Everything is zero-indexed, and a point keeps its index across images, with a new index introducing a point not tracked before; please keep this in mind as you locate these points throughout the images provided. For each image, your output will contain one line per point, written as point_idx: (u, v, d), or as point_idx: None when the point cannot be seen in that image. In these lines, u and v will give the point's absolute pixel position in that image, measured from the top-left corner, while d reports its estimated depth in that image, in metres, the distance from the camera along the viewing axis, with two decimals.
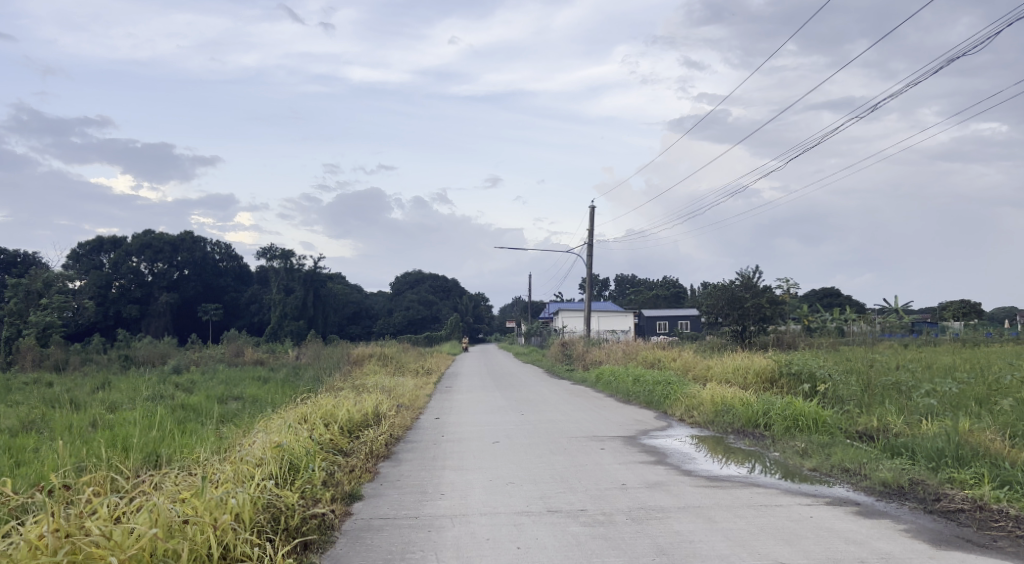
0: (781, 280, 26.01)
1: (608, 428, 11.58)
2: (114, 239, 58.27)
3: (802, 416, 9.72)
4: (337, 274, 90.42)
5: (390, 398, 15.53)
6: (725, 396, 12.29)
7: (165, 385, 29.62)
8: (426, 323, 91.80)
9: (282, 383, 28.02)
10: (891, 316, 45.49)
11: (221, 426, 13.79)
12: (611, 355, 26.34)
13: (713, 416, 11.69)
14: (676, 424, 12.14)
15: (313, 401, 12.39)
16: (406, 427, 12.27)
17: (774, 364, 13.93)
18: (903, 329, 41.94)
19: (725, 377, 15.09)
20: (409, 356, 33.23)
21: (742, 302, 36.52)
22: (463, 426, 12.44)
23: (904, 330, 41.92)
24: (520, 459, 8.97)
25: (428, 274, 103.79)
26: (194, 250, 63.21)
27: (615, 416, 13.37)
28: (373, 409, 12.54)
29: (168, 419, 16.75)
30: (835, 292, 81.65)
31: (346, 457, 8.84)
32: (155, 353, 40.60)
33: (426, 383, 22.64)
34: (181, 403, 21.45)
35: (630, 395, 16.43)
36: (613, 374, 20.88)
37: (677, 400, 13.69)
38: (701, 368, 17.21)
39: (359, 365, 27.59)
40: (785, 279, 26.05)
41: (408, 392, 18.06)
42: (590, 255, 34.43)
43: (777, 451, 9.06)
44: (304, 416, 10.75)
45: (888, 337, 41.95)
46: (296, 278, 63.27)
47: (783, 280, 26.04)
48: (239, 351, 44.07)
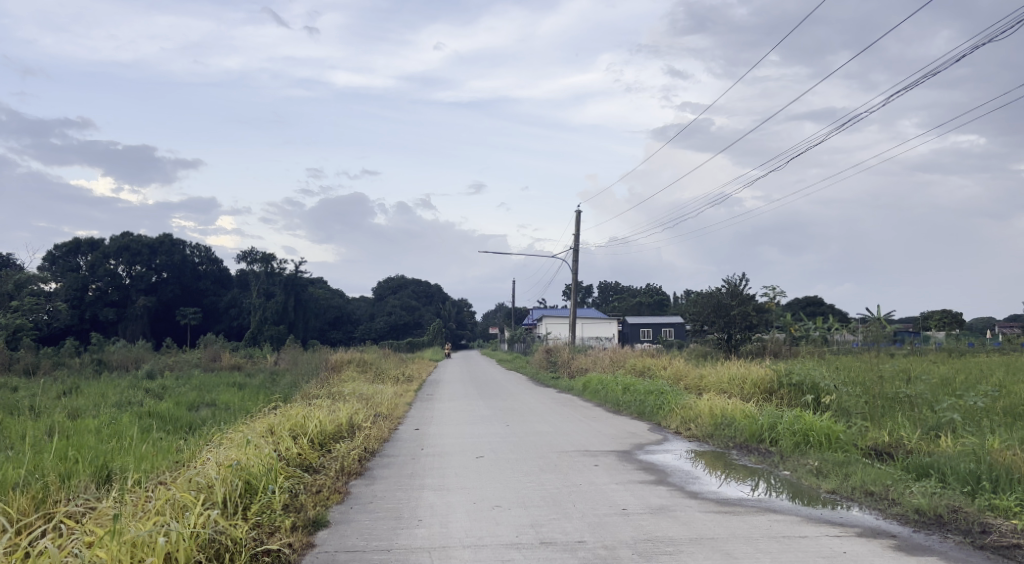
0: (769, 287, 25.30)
1: (600, 442, 10.78)
2: (91, 240, 56.81)
3: (813, 432, 8.95)
4: (319, 279, 89.19)
5: (367, 408, 14.63)
6: (723, 408, 11.54)
7: (136, 390, 28.47)
8: (408, 329, 90.66)
9: (258, 389, 26.98)
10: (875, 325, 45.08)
11: (186, 436, 12.85)
12: (598, 363, 25.57)
13: (713, 430, 10.93)
14: (673, 438, 11.37)
15: (283, 411, 11.49)
16: (384, 439, 11.41)
17: (772, 374, 13.21)
18: (888, 338, 41.52)
19: (721, 387, 14.36)
20: (390, 363, 32.25)
21: (728, 310, 35.92)
22: (444, 439, 11.57)
23: (889, 340, 41.48)
24: (506, 478, 8.14)
25: (410, 279, 102.70)
26: (173, 252, 61.83)
27: (608, 428, 12.56)
28: (349, 420, 11.69)
29: (134, 428, 15.78)
30: (817, 301, 81.69)
31: (313, 474, 8.00)
32: (129, 357, 39.33)
33: (406, 391, 21.75)
34: (150, 410, 20.42)
35: (621, 405, 15.66)
36: (601, 382, 20.10)
37: (672, 412, 12.93)
38: (695, 377, 16.47)
39: (337, 372, 26.62)
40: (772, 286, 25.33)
41: (387, 400, 17.18)
42: (576, 261, 33.63)
43: (787, 471, 8.31)
44: (271, 427, 9.89)
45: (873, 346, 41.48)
46: (276, 282, 62.04)
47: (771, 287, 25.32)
48: (216, 355, 42.90)
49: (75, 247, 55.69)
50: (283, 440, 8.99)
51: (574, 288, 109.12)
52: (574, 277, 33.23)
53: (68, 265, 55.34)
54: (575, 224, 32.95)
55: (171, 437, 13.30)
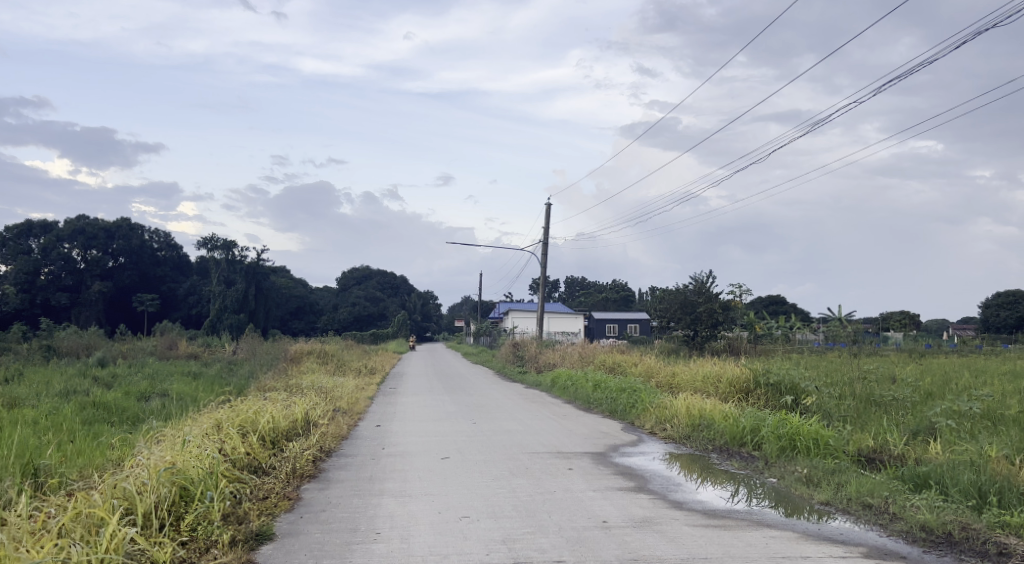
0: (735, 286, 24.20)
1: (573, 443, 10.18)
2: (44, 223, 54.71)
3: (799, 436, 8.45)
4: (282, 268, 87.51)
5: (325, 402, 13.87)
6: (700, 408, 11.02)
7: (84, 378, 27.24)
8: (372, 320, 89.44)
9: (214, 379, 25.94)
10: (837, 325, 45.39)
11: (127, 430, 11.97)
12: (566, 358, 25.04)
13: (690, 431, 10.41)
14: (648, 438, 10.84)
15: (233, 404, 10.71)
16: (341, 437, 10.66)
17: (749, 374, 12.76)
18: (850, 338, 41.81)
19: (696, 386, 13.89)
20: (352, 354, 31.40)
21: (695, 307, 35.71)
22: (407, 437, 10.88)
23: (851, 339, 41.78)
24: (474, 484, 7.48)
25: (376, 270, 101.40)
26: (131, 237, 59.93)
27: (579, 427, 11.96)
28: (305, 416, 10.94)
29: (77, 420, 14.78)
30: (779, 300, 82.50)
31: (260, 478, 7.27)
32: (80, 343, 37.82)
33: (368, 384, 20.94)
34: (97, 400, 19.36)
35: (592, 403, 15.10)
36: (570, 378, 19.63)
37: (646, 411, 12.40)
38: (667, 375, 15.99)
39: (297, 363, 25.72)
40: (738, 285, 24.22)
41: (348, 393, 16.46)
42: (545, 254, 33.12)
43: (773, 478, 7.82)
44: (218, 423, 9.11)
45: (835, 345, 41.69)
46: (237, 270, 60.53)
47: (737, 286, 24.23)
48: (172, 344, 41.53)
49: (27, 229, 53.54)
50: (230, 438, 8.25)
51: (540, 283, 108.78)
52: (543, 271, 32.67)
53: (19, 248, 53.15)
54: (545, 216, 32.37)
55: (113, 431, 12.39)
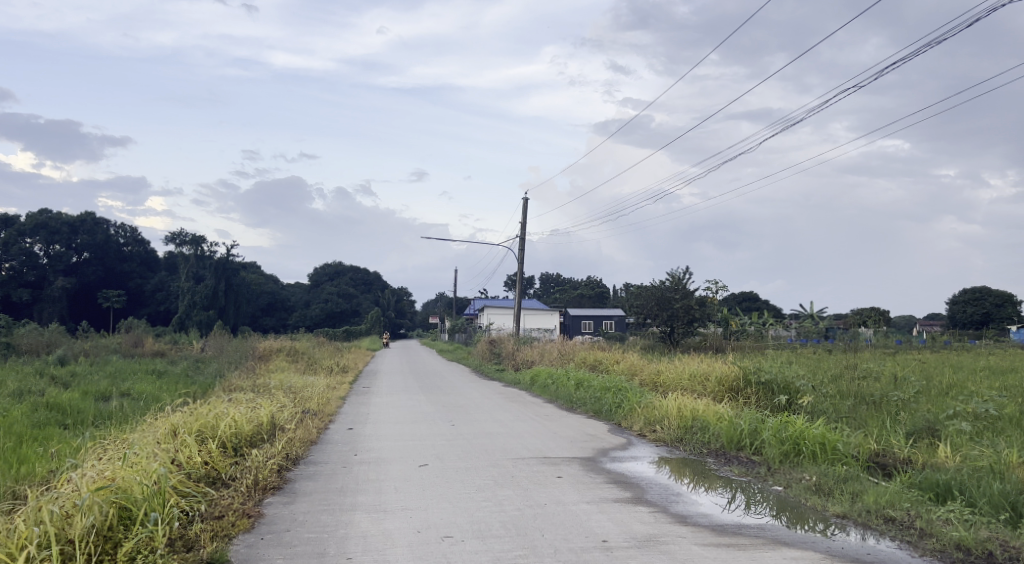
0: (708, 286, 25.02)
1: (559, 447, 9.55)
2: (5, 217, 52.92)
3: (804, 440, 7.89)
4: (252, 265, 85.89)
5: (294, 403, 13.11)
6: (692, 408, 10.44)
7: (42, 377, 26.06)
8: (344, 317, 88.17)
9: (179, 377, 24.96)
10: (811, 322, 45.36)
11: (77, 435, 11.08)
12: (544, 356, 24.45)
13: (683, 433, 9.83)
14: (637, 441, 10.25)
15: (192, 407, 9.93)
16: (310, 442, 9.94)
17: (739, 372, 12.24)
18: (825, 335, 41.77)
19: (684, 385, 13.36)
20: (325, 352, 30.51)
21: (671, 303, 35.33)
22: (380, 441, 10.17)
23: (825, 337, 41.73)
24: (457, 496, 6.81)
25: (349, 266, 100.08)
26: (96, 232, 58.16)
27: (563, 429, 11.34)
28: (271, 419, 10.22)
29: (28, 423, 13.87)
30: (752, 297, 82.73)
31: (217, 491, 6.55)
32: (41, 341, 36.45)
33: (340, 383, 20.16)
34: (54, 400, 18.40)
35: (575, 403, 14.50)
36: (550, 377, 19.01)
37: (634, 412, 11.82)
38: (652, 373, 15.45)
39: (266, 362, 24.81)
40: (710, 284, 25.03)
41: (318, 393, 15.66)
42: (522, 250, 32.48)
43: (779, 486, 7.27)
44: (175, 428, 8.36)
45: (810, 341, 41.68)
46: (206, 266, 59.13)
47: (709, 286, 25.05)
48: (138, 341, 40.29)
49: None
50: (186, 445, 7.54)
51: (515, 279, 108.18)
52: (519, 267, 32.05)
53: None
54: (522, 211, 31.77)
55: (64, 436, 11.55)
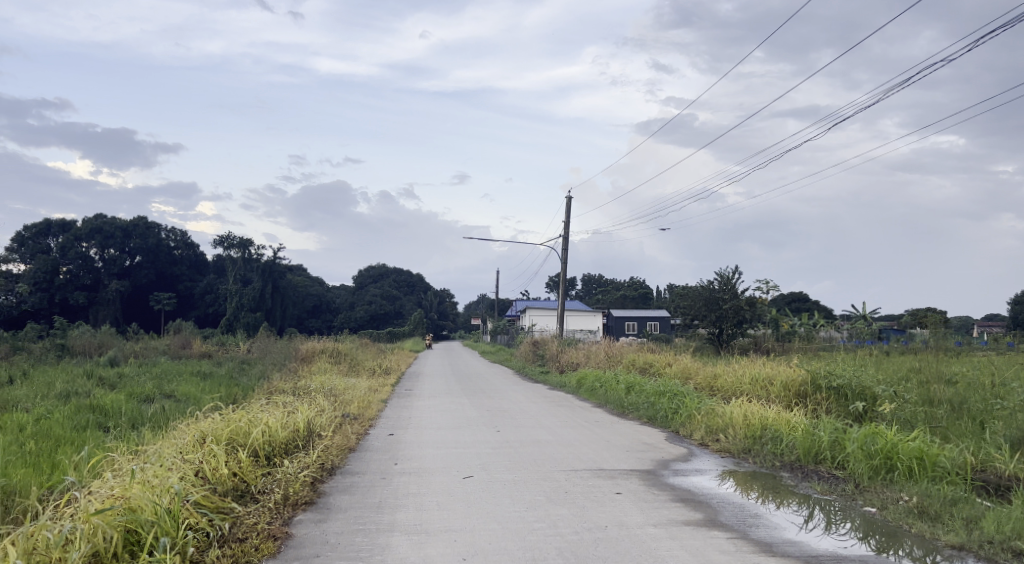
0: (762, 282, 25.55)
1: (614, 458, 8.76)
2: (62, 221, 53.88)
3: (897, 454, 7.02)
4: (298, 267, 86.62)
5: (334, 406, 12.55)
6: (759, 417, 9.57)
7: (90, 379, 26.16)
8: (388, 319, 88.34)
9: (223, 379, 24.79)
10: (864, 323, 43.70)
11: (111, 440, 10.66)
12: (591, 358, 23.63)
13: (751, 443, 8.99)
14: (699, 451, 9.44)
15: (225, 412, 9.39)
16: (348, 450, 9.32)
17: (808, 377, 11.33)
18: (877, 337, 40.23)
19: (746, 390, 12.46)
20: (367, 353, 30.09)
21: (720, 303, 34.20)
22: (422, 450, 9.50)
23: (878, 338, 40.19)
24: (506, 515, 6.11)
25: (392, 268, 100.37)
26: (148, 236, 58.98)
27: (615, 437, 10.56)
28: (308, 424, 9.64)
29: (69, 425, 13.59)
30: (802, 297, 80.59)
31: (242, 507, 5.94)
32: (93, 342, 36.90)
33: (382, 385, 19.65)
34: (98, 402, 18.24)
35: (627, 408, 13.68)
36: (598, 380, 18.22)
37: (693, 420, 10.98)
38: (709, 377, 14.54)
39: (308, 363, 24.46)
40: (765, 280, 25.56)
41: (358, 396, 15.14)
42: (566, 249, 31.71)
43: (869, 506, 6.44)
44: (204, 436, 7.81)
45: (863, 342, 40.15)
46: (253, 269, 59.64)
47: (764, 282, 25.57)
48: (186, 342, 40.55)
49: (45, 229, 52.74)
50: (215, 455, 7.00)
51: (558, 281, 107.19)
52: (563, 266, 31.32)
53: (37, 247, 52.43)
54: (566, 210, 30.99)
55: (98, 441, 11.13)
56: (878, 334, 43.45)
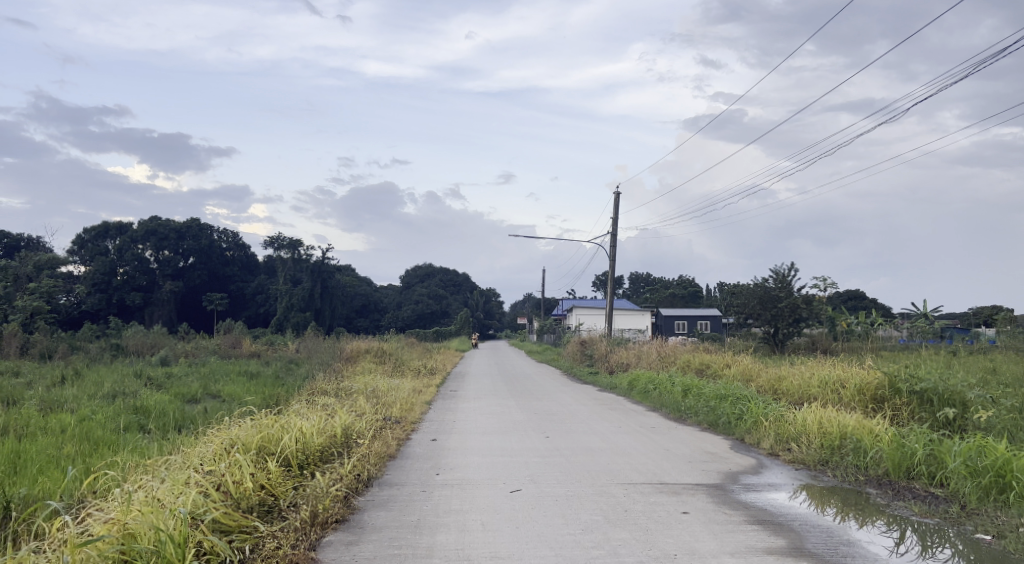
0: (814, 286, 26.87)
1: (677, 470, 7.96)
2: (118, 223, 54.98)
3: (1012, 471, 6.09)
4: (346, 267, 87.14)
5: (375, 409, 12.00)
6: (835, 424, 8.66)
7: (139, 379, 26.20)
8: (435, 318, 88.30)
9: (269, 380, 24.57)
10: (925, 322, 41.81)
11: (145, 445, 10.25)
12: (642, 359, 22.71)
13: (829, 455, 8.10)
14: (769, 462, 8.58)
15: (258, 416, 8.87)
16: (387, 457, 8.72)
17: (886, 379, 10.38)
18: (938, 336, 38.57)
19: (816, 395, 11.53)
20: (413, 353, 29.67)
21: (776, 302, 32.84)
22: (466, 458, 8.82)
23: (940, 337, 38.50)
24: (560, 539, 5.41)
25: (438, 268, 100.36)
26: (201, 237, 59.83)
27: (674, 446, 9.74)
28: (346, 430, 9.07)
29: (111, 427, 13.33)
30: (859, 295, 78.02)
31: (267, 528, 5.37)
32: (146, 342, 37.32)
33: (427, 386, 19.12)
34: (143, 402, 18.11)
35: (685, 413, 12.83)
36: (652, 381, 17.36)
37: (760, 427, 10.11)
38: (772, 379, 13.59)
39: (354, 363, 24.05)
40: (817, 284, 26.89)
41: (402, 398, 14.60)
42: (615, 246, 30.82)
43: (981, 533, 5.60)
44: (233, 444, 7.29)
45: (924, 341, 38.50)
46: (303, 269, 59.98)
47: (815, 286, 26.92)
48: (236, 342, 40.76)
49: (103, 231, 53.84)
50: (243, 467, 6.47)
51: (604, 280, 105.99)
52: (612, 265, 30.48)
53: (96, 249, 53.63)
54: (614, 206, 30.09)
55: (136, 444, 10.77)
56: (942, 334, 41.51)
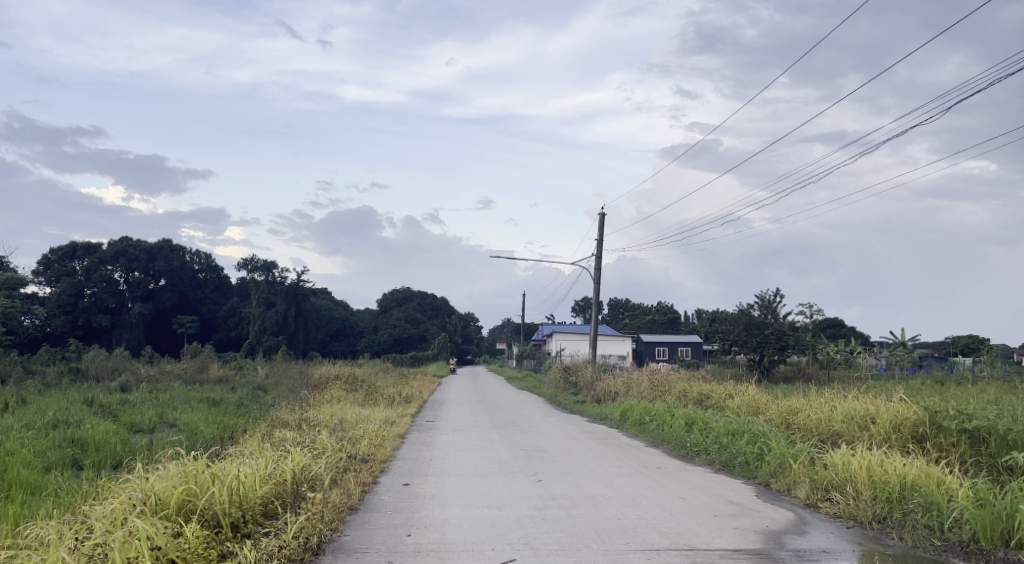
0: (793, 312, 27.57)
1: (705, 531, 6.47)
2: (87, 243, 52.28)
3: None
4: (322, 289, 84.96)
5: (339, 446, 10.35)
6: (888, 469, 7.22)
7: (92, 406, 24.11)
8: (411, 343, 86.25)
9: (232, 408, 22.62)
10: (902, 350, 41.12)
11: (54, 492, 8.48)
12: (632, 388, 21.12)
13: (889, 509, 6.66)
14: (810, 517, 7.11)
15: (189, 458, 7.23)
16: (347, 510, 7.14)
17: (926, 415, 9.05)
18: (915, 364, 37.85)
19: (843, 433, 10.11)
20: (388, 380, 27.87)
21: (762, 328, 31.70)
22: (444, 512, 7.21)
23: (916, 365, 37.80)
24: None
25: (416, 291, 98.50)
26: (173, 259, 57.65)
27: (691, 493, 8.23)
28: (298, 476, 7.46)
29: (33, 464, 11.48)
30: (837, 323, 77.58)
31: None
32: (107, 366, 35.11)
33: (400, 417, 17.33)
34: (83, 433, 16.15)
35: (692, 452, 11.34)
36: (647, 413, 15.86)
37: (790, 472, 8.67)
38: (785, 412, 12.17)
39: (322, 391, 22.24)
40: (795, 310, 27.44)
41: (372, 430, 12.96)
42: (600, 269, 29.50)
43: None
44: (145, 501, 5.72)
45: (901, 369, 37.79)
46: (277, 291, 57.99)
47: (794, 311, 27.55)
48: (203, 366, 38.69)
49: (71, 251, 51.09)
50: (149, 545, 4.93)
51: (583, 305, 104.49)
52: (597, 288, 29.10)
53: (62, 270, 50.74)
54: (599, 228, 28.72)
55: (55, 488, 9.02)
56: (924, 364, 40.73)
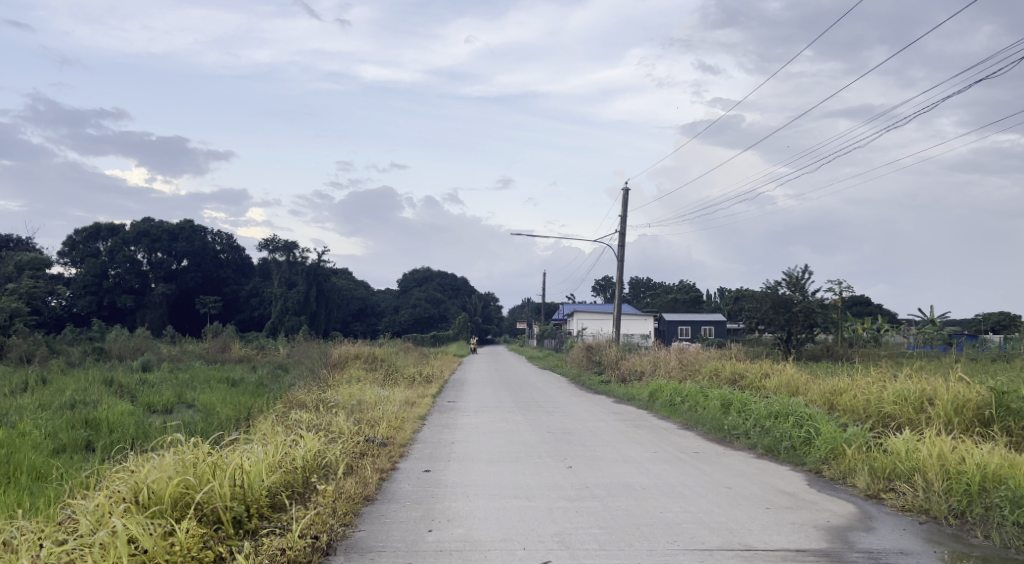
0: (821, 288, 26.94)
1: (760, 526, 5.79)
2: (111, 225, 52.51)
3: None
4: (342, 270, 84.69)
5: (357, 430, 9.74)
6: (964, 458, 6.48)
7: (112, 386, 23.77)
8: (432, 323, 85.95)
9: (252, 388, 22.17)
10: (931, 328, 40.05)
11: (51, 481, 7.92)
12: (660, 367, 20.41)
13: (969, 502, 5.94)
14: (875, 508, 6.41)
15: (190, 444, 6.64)
16: (362, 501, 6.52)
17: (992, 396, 8.30)
18: (945, 341, 36.83)
19: (896, 414, 9.35)
20: (409, 359, 27.32)
21: (790, 306, 30.68)
22: (468, 504, 6.56)
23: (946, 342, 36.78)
24: None
25: (437, 271, 98.06)
26: (194, 239, 57.30)
27: (737, 481, 7.54)
28: (310, 463, 6.87)
29: (43, 447, 11.02)
30: (864, 301, 76.13)
31: None
32: (129, 346, 34.92)
33: (422, 397, 16.74)
34: (99, 414, 15.69)
35: (731, 436, 10.64)
36: (678, 393, 15.13)
37: (844, 457, 7.96)
38: (828, 392, 11.41)
39: (342, 371, 21.73)
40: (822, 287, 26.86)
41: (391, 412, 12.35)
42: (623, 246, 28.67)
43: None
44: (137, 494, 5.15)
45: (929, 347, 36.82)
46: (298, 271, 57.71)
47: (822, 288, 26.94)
48: (225, 346, 38.34)
49: (95, 232, 51.27)
50: (135, 547, 4.36)
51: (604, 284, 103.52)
52: (621, 265, 28.31)
53: (87, 251, 51.04)
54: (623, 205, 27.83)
55: (59, 475, 8.53)
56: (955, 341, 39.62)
